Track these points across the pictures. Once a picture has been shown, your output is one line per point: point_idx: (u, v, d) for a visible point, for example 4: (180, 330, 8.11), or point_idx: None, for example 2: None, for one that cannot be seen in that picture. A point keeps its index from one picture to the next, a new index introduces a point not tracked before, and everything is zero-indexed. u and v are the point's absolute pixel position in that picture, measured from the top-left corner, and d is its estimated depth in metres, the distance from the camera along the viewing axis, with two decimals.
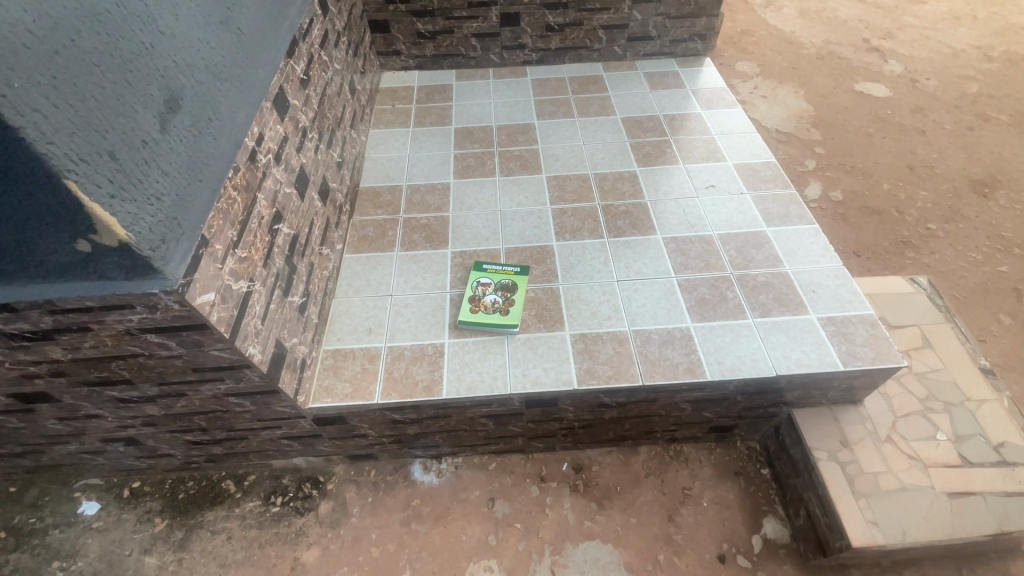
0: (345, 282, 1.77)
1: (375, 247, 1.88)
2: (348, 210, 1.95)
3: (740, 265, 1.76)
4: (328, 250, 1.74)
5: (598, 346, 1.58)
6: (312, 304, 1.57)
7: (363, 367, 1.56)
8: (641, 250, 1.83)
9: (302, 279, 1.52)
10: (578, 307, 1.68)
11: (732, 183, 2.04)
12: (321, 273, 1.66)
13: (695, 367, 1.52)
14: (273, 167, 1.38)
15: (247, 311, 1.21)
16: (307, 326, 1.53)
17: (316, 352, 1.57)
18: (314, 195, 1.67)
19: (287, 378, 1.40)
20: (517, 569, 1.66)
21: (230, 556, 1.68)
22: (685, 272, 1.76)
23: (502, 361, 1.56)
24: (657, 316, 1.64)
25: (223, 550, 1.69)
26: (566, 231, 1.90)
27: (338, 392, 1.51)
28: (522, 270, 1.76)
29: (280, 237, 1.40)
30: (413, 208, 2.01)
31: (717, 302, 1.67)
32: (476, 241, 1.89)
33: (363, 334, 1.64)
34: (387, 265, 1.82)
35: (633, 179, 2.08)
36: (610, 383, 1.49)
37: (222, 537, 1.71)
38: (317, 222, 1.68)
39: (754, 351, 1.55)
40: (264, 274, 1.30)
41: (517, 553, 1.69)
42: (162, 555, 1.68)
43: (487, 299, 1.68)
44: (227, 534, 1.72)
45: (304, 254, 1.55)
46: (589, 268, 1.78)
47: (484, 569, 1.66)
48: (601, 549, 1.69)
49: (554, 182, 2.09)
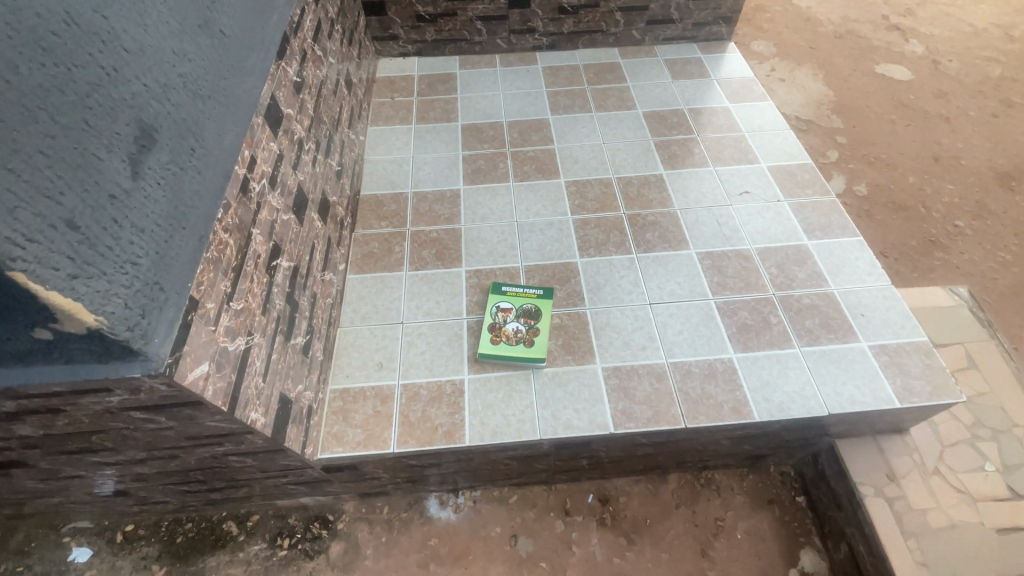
0: (350, 309, 1.60)
1: (381, 266, 1.70)
2: (349, 224, 1.76)
3: (782, 286, 1.62)
4: (331, 274, 1.56)
5: (633, 381, 1.44)
6: (316, 340, 1.41)
7: (375, 410, 1.41)
8: (674, 268, 1.68)
9: (306, 315, 1.35)
10: (608, 335, 1.53)
11: (767, 189, 1.88)
12: (325, 303, 1.49)
13: (740, 406, 1.39)
14: (268, 193, 1.20)
15: (247, 371, 1.04)
16: (311, 367, 1.37)
17: (323, 393, 1.42)
18: (314, 215, 1.48)
19: (293, 434, 1.24)
20: None
21: None
22: (723, 294, 1.61)
23: (528, 401, 1.41)
24: (696, 345, 1.50)
25: None
26: (590, 245, 1.74)
27: (349, 440, 1.37)
28: (545, 292, 1.59)
29: (280, 274, 1.23)
30: (421, 220, 1.82)
31: (760, 328, 1.53)
32: (492, 258, 1.71)
33: (373, 370, 1.48)
34: (394, 287, 1.65)
35: (659, 184, 1.91)
36: (650, 427, 1.36)
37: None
38: (317, 245, 1.50)
39: (803, 386, 1.42)
40: (264, 322, 1.13)
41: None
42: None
43: (509, 327, 1.52)
44: None
45: (306, 286, 1.38)
46: (618, 289, 1.63)
47: None
48: None
49: (574, 187, 1.91)
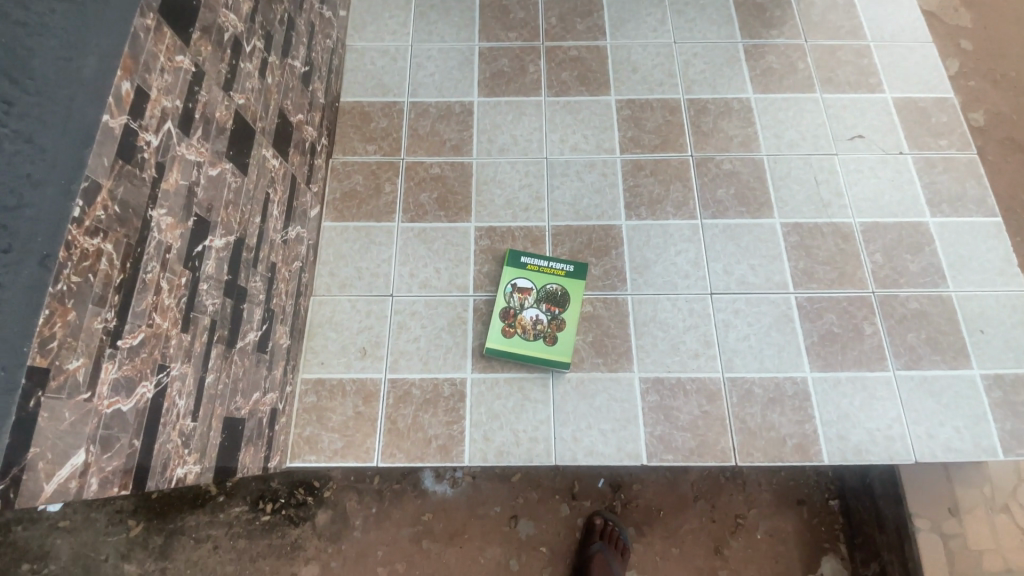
0: (325, 272, 1.26)
1: (366, 213, 1.31)
2: (324, 149, 1.33)
3: (885, 282, 1.25)
4: (298, 228, 1.19)
5: (678, 402, 1.15)
6: (278, 325, 1.09)
7: (355, 411, 1.15)
8: (749, 243, 1.28)
9: (260, 298, 1.02)
10: (652, 334, 1.19)
11: (887, 136, 1.40)
12: (289, 270, 1.15)
13: (808, 444, 1.12)
14: (175, 145, 0.79)
15: (161, 423, 0.76)
16: (273, 361, 1.08)
17: (291, 386, 1.15)
18: (267, 151, 1.06)
19: (249, 455, 1.00)
20: None
21: (218, 568, 1.49)
22: (806, 287, 1.24)
23: (544, 415, 1.14)
24: (763, 357, 1.18)
25: (210, 561, 1.49)
26: (643, 201, 1.31)
27: (324, 447, 1.13)
28: (577, 270, 1.22)
29: (210, 261, 0.87)
30: (420, 147, 1.37)
31: (848, 340, 1.20)
32: (511, 211, 1.30)
33: (353, 358, 1.19)
34: (383, 245, 1.28)
35: (743, 115, 1.42)
36: (692, 462, 1.11)
37: (207, 547, 1.50)
38: (276, 192, 1.10)
39: (888, 425, 1.14)
40: (187, 341, 0.81)
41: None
42: (143, 564, 1.48)
43: (524, 316, 1.19)
44: (213, 543, 1.50)
45: (260, 259, 1.03)
46: (671, 269, 1.25)
47: None
48: None
49: (628, 111, 1.41)
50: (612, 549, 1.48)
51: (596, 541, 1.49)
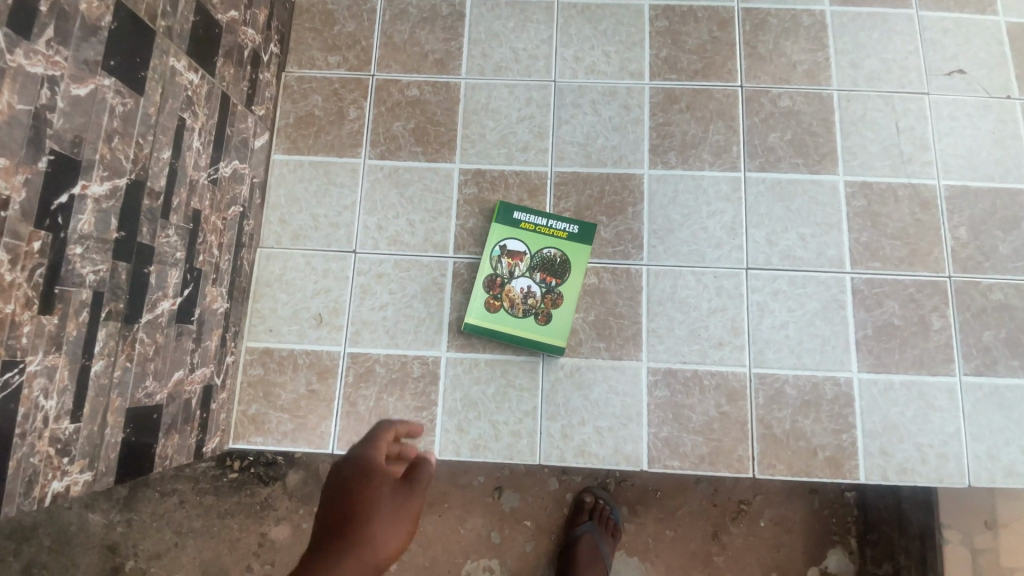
0: (276, 218, 1.03)
1: (326, 145, 1.05)
2: (272, 59, 1.05)
3: (965, 265, 1.01)
4: (234, 164, 0.95)
5: (692, 400, 0.95)
6: (208, 287, 0.90)
7: (307, 389, 0.97)
8: (802, 207, 1.02)
9: (176, 256, 0.82)
10: (668, 316, 0.98)
11: (998, 72, 1.08)
12: (224, 218, 0.93)
13: (843, 459, 0.93)
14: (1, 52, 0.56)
15: (18, 432, 0.59)
16: (204, 330, 0.89)
17: (233, 357, 0.97)
18: (178, 61, 0.80)
19: (173, 443, 0.84)
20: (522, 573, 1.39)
21: (186, 523, 1.41)
22: (867, 266, 1.00)
23: (531, 407, 0.96)
24: (803, 352, 0.97)
25: (177, 516, 1.41)
26: (673, 145, 1.03)
27: (272, 428, 0.97)
28: (582, 232, 0.98)
29: (85, 216, 0.66)
30: (395, 60, 1.08)
31: (908, 335, 0.98)
32: (505, 151, 1.04)
33: (307, 326, 0.99)
34: (346, 187, 1.04)
35: (813, 35, 1.10)
36: (702, 471, 0.93)
37: (173, 501, 1.41)
38: (198, 118, 0.86)
39: (943, 441, 0.95)
40: (54, 325, 0.63)
41: (526, 550, 1.39)
42: (108, 514, 1.41)
43: (512, 286, 0.97)
44: (179, 497, 1.41)
45: (173, 208, 0.81)
46: (700, 235, 1.00)
47: (484, 569, 1.39)
48: (624, 562, 1.39)
49: (664, 23, 1.09)
50: (601, 528, 1.35)
51: (585, 521, 1.35)
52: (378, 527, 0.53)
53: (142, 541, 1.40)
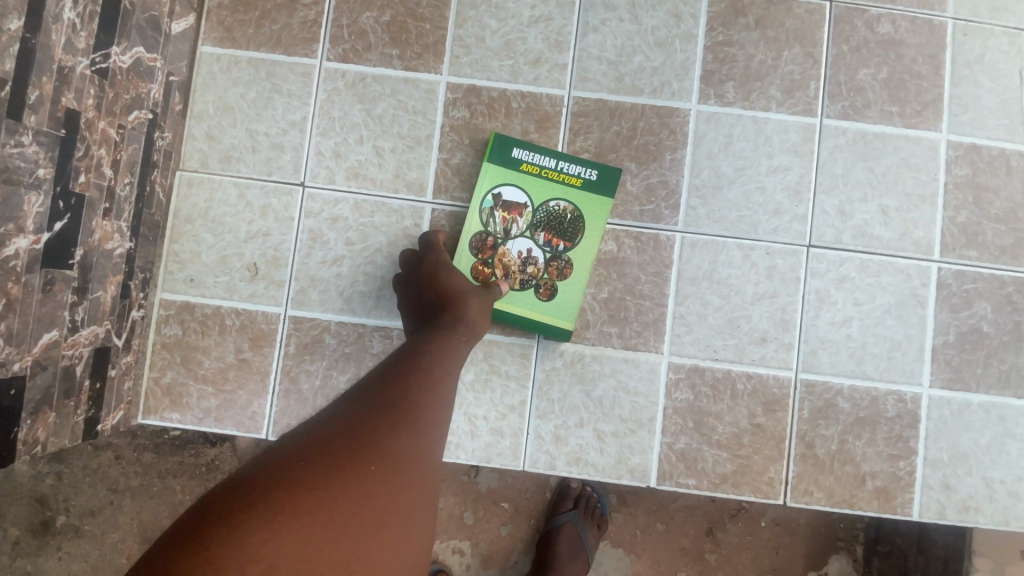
0: (203, 133, 0.79)
1: (270, 38, 0.79)
2: None
3: None
4: (138, 51, 0.69)
5: (719, 407, 0.76)
6: (97, 220, 0.67)
7: (238, 357, 0.77)
8: (889, 169, 0.79)
9: (36, 175, 0.58)
10: (701, 300, 0.76)
11: None
12: (120, 126, 0.68)
13: (895, 491, 0.76)
14: None
15: None
16: (93, 277, 0.67)
17: (140, 312, 0.76)
18: None
19: (48, 424, 0.64)
20: (488, 562, 1.02)
21: (123, 483, 1.04)
22: (960, 254, 0.78)
23: (517, 399, 0.76)
24: (866, 356, 0.77)
25: (111, 473, 1.04)
26: (733, 73, 0.78)
27: (192, 403, 0.77)
28: (601, 178, 0.75)
29: None
30: None
31: (997, 347, 0.78)
32: (510, 64, 0.78)
33: (239, 279, 0.78)
34: (297, 99, 0.78)
35: None
36: (721, 493, 0.76)
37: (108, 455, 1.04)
38: None
39: (1016, 477, 0.77)
40: None
41: (497, 540, 1.02)
42: (34, 464, 1.04)
43: (505, 248, 0.76)
44: (113, 452, 1.03)
45: (29, 104, 0.56)
46: (754, 197, 0.77)
47: (451, 555, 1.02)
48: (606, 554, 1.01)
49: None
50: (587, 519, 0.98)
51: (567, 508, 0.98)
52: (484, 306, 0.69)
53: (74, 497, 1.02)
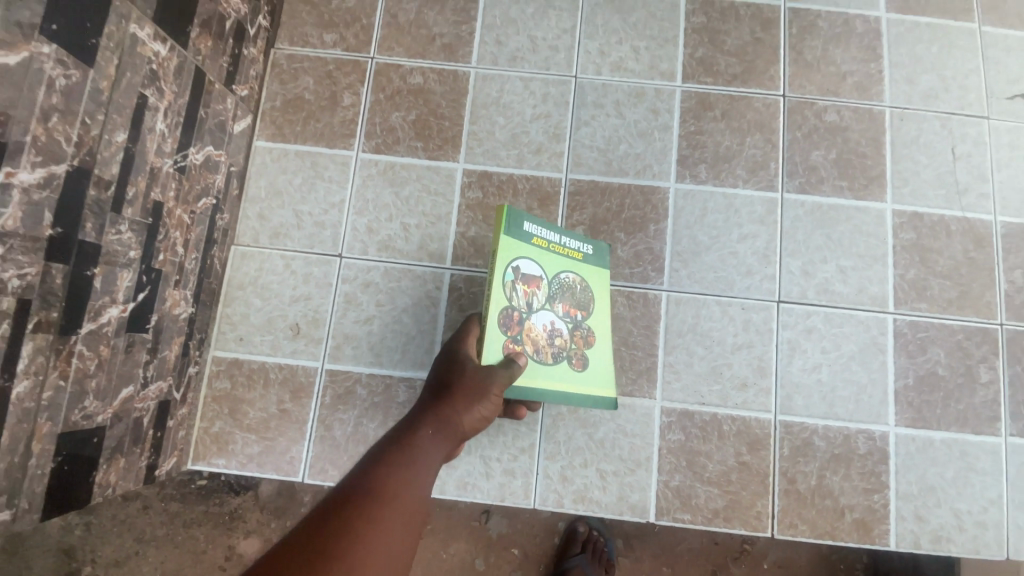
0: (255, 213, 0.92)
1: (315, 134, 0.94)
2: (259, 34, 0.93)
3: (1020, 312, 0.90)
4: (208, 150, 0.84)
5: (708, 446, 0.85)
6: (169, 289, 0.79)
7: (279, 408, 0.87)
8: (844, 234, 0.91)
9: (128, 256, 0.71)
10: (687, 351, 0.87)
11: None
12: (191, 211, 0.81)
13: (872, 522, 0.83)
14: None
15: None
16: (161, 340, 0.78)
17: (195, 369, 0.86)
18: (141, 29, 0.69)
19: (119, 468, 0.74)
20: None
21: (148, 533, 1.10)
22: (912, 307, 0.90)
23: (528, 443, 0.86)
24: (835, 399, 0.86)
25: (138, 524, 1.10)
26: (705, 157, 0.92)
27: (236, 450, 0.86)
28: (595, 251, 0.86)
29: (7, 206, 0.54)
30: (398, 42, 0.96)
31: (953, 388, 0.87)
32: (516, 152, 0.92)
33: (283, 337, 0.89)
34: (336, 183, 0.92)
35: (868, 43, 0.99)
36: (715, 527, 0.84)
37: (135, 507, 1.11)
38: (162, 94, 0.74)
39: (982, 507, 0.85)
40: None
41: None
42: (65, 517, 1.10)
43: (531, 324, 0.80)
44: (142, 503, 1.10)
45: (127, 200, 0.69)
46: (729, 259, 0.89)
47: None
48: None
49: (702, 19, 0.97)
50: (595, 563, 1.03)
51: (576, 552, 1.04)
52: (482, 394, 0.70)
53: (101, 548, 1.08)
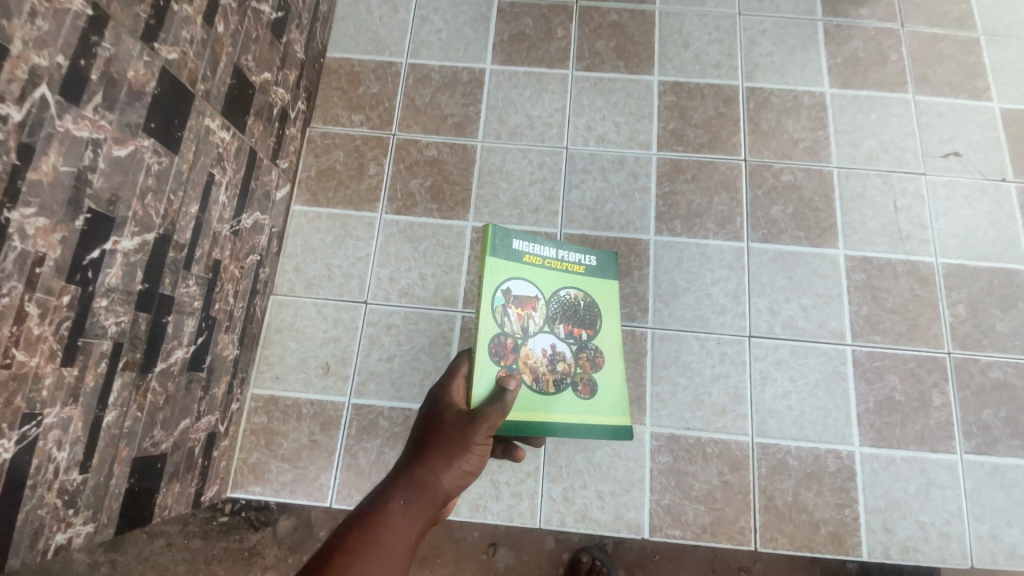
0: (291, 267, 1.06)
1: (344, 198, 1.09)
2: (299, 117, 1.10)
3: (964, 342, 1.03)
4: (255, 215, 0.98)
5: (694, 467, 0.95)
6: (220, 334, 0.91)
7: (310, 439, 0.98)
8: (804, 277, 1.05)
9: (193, 306, 0.83)
10: (672, 382, 0.99)
11: (989, 157, 1.15)
12: (241, 267, 0.95)
13: (845, 534, 0.92)
14: (51, 118, 0.58)
15: (30, 485, 0.60)
16: (212, 379, 0.90)
17: (237, 405, 0.97)
18: (213, 122, 0.84)
19: (174, 492, 0.84)
20: None
21: (171, 570, 1.17)
22: (868, 339, 1.02)
23: (532, 467, 0.96)
24: (804, 422, 0.97)
25: (161, 561, 1.17)
26: (679, 213, 1.07)
27: (271, 478, 0.96)
28: (600, 264, 0.96)
29: (114, 268, 0.68)
30: (416, 121, 1.13)
31: (909, 411, 0.99)
32: (517, 211, 1.07)
33: (314, 376, 1.00)
34: (362, 240, 1.07)
35: (815, 114, 1.16)
36: (703, 541, 0.93)
37: (159, 544, 1.18)
38: (225, 172, 0.89)
39: (944, 519, 0.94)
40: (74, 376, 0.64)
41: None
42: (92, 554, 1.17)
43: (538, 350, 0.88)
44: (166, 540, 1.18)
45: (195, 259, 0.83)
46: (704, 300, 1.03)
47: None
48: None
49: (672, 98, 1.14)
50: None
51: None
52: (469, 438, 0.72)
53: None
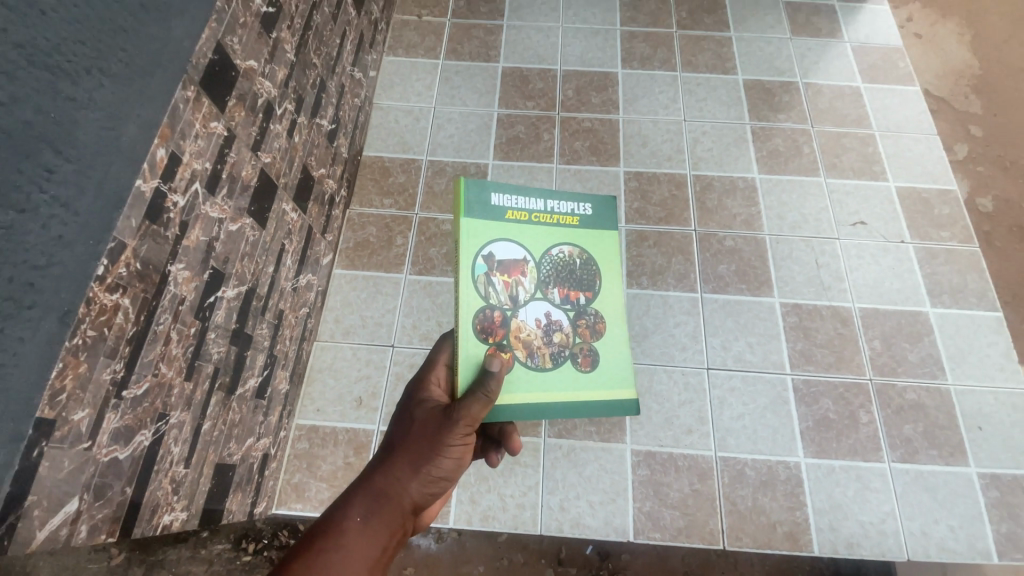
0: (331, 319, 1.30)
1: (376, 264, 1.36)
2: (342, 201, 1.39)
3: (883, 370, 1.26)
4: (308, 277, 1.24)
5: (669, 478, 1.14)
6: (278, 370, 1.13)
7: (345, 461, 1.16)
8: (748, 320, 1.30)
9: (264, 345, 1.06)
10: (646, 406, 1.20)
11: (889, 224, 1.44)
12: (296, 317, 1.19)
13: (798, 533, 1.10)
14: (200, 204, 0.84)
15: (156, 469, 0.79)
16: (270, 407, 1.10)
17: (285, 432, 1.16)
18: (287, 206, 1.12)
19: (237, 500, 1.02)
20: None
21: None
22: (803, 369, 1.25)
23: (532, 481, 1.14)
24: (757, 437, 1.18)
25: None
26: (645, 271, 1.34)
27: (311, 496, 1.14)
28: (595, 212, 0.96)
29: (220, 310, 0.91)
30: (434, 204, 1.42)
31: (843, 427, 1.20)
32: None
33: (349, 407, 1.21)
34: (390, 296, 1.32)
35: (748, 193, 1.47)
36: (679, 542, 1.09)
37: None
38: (291, 242, 1.15)
39: (880, 519, 1.12)
40: (189, 390, 0.85)
41: None
42: None
43: (530, 318, 0.91)
44: None
45: (268, 308, 1.07)
46: (669, 339, 1.27)
47: None
48: None
49: (635, 183, 1.46)
50: None
51: None
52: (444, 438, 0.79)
53: None
